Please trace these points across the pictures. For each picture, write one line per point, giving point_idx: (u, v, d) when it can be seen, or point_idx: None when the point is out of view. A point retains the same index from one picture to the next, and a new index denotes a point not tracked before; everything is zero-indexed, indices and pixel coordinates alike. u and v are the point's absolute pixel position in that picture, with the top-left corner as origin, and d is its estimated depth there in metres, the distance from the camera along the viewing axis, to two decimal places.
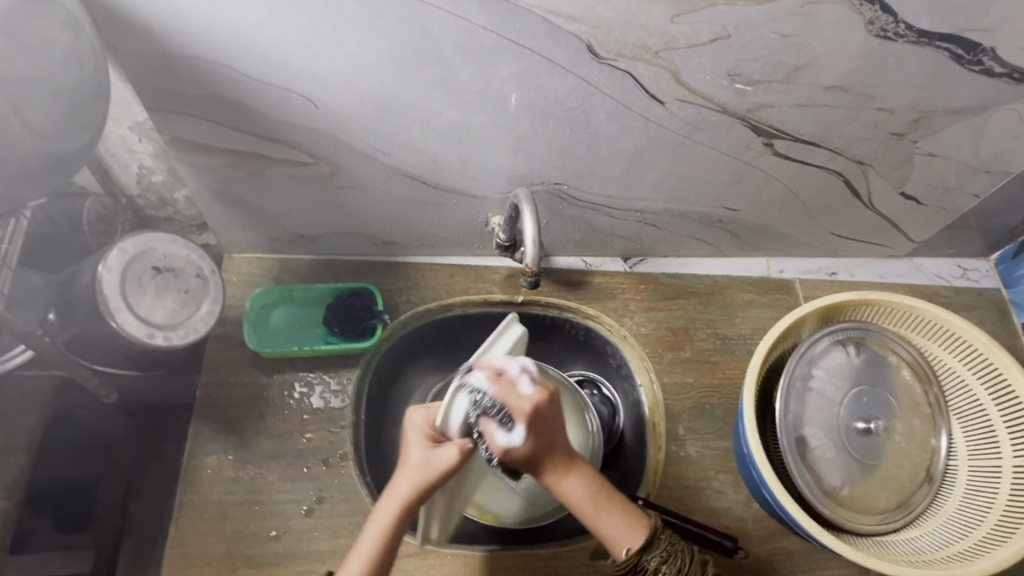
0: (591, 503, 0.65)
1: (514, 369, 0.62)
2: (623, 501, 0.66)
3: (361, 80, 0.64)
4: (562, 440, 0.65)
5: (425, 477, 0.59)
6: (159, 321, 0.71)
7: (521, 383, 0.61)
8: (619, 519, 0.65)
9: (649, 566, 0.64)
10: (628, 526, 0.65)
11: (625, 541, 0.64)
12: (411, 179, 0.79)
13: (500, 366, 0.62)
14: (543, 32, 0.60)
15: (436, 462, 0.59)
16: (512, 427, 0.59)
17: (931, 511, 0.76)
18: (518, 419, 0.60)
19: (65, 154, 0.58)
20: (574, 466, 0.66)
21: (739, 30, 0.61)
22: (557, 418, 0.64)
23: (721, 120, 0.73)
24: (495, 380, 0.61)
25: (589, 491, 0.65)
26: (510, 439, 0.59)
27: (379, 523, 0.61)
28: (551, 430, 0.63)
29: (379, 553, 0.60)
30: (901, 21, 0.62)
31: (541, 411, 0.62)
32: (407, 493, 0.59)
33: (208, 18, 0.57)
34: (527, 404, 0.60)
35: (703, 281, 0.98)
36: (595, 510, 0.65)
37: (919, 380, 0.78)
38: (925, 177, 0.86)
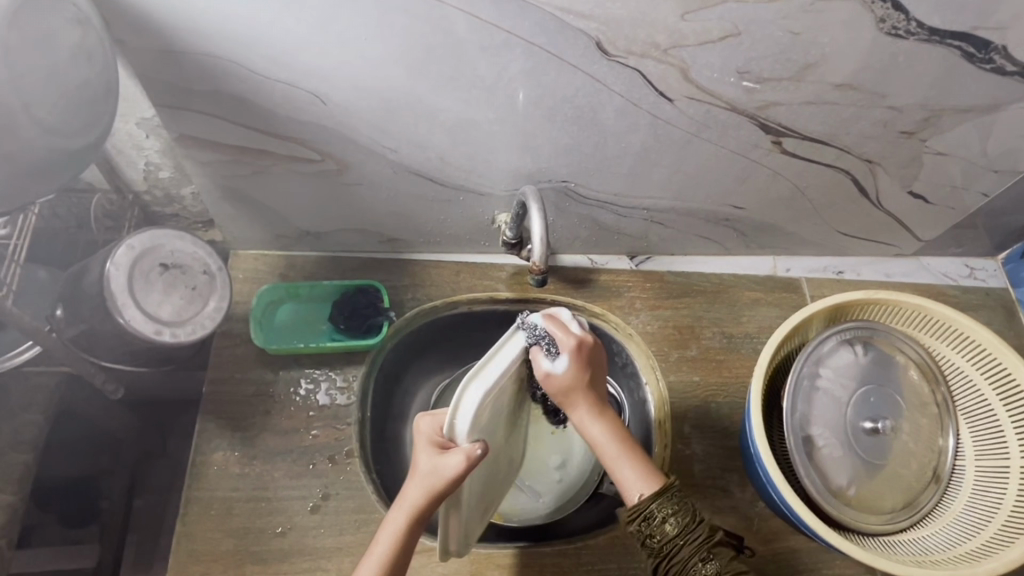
0: (615, 445, 0.66)
1: (567, 317, 0.67)
2: (642, 454, 0.67)
3: (369, 77, 0.64)
4: (596, 384, 0.69)
5: (432, 485, 0.59)
6: (167, 317, 0.71)
7: (573, 326, 0.67)
8: (639, 464, 0.65)
9: (657, 514, 0.63)
10: (647, 473, 0.65)
11: (641, 487, 0.64)
12: (417, 176, 0.79)
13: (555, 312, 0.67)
14: (552, 29, 0.60)
15: (443, 470, 0.58)
16: (558, 355, 0.65)
17: (938, 511, 0.76)
18: (565, 349, 0.64)
19: (74, 149, 0.58)
20: (604, 411, 0.68)
21: (749, 28, 0.61)
22: (597, 364, 0.68)
23: (729, 118, 0.73)
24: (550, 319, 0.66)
25: (614, 437, 0.67)
26: (552, 364, 0.64)
27: (392, 527, 0.62)
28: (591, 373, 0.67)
29: (391, 559, 0.61)
30: (912, 19, 0.62)
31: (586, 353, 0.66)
32: (417, 499, 0.60)
33: (217, 14, 0.56)
34: (577, 340, 0.65)
35: (709, 279, 0.97)
36: (617, 453, 0.66)
37: (927, 380, 0.78)
38: (933, 176, 0.86)
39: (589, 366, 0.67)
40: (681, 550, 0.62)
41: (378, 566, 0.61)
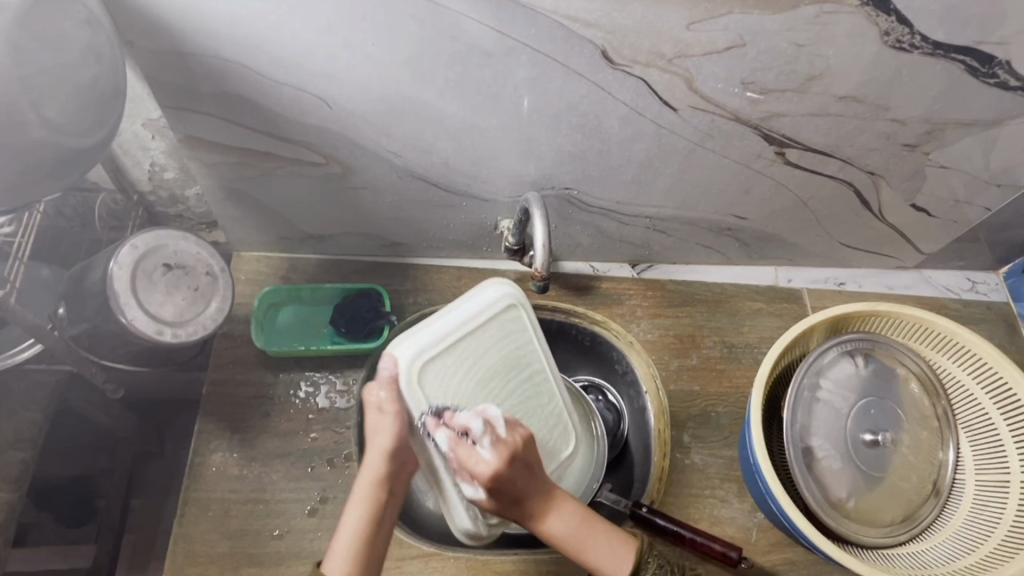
0: (574, 538, 0.63)
1: (477, 427, 0.62)
2: (606, 527, 0.65)
3: (374, 81, 0.64)
4: (541, 483, 0.64)
5: (384, 440, 0.63)
6: (169, 317, 0.71)
7: (480, 444, 0.61)
8: (605, 543, 0.64)
9: None
10: (614, 548, 0.64)
11: (612, 569, 0.63)
12: (421, 181, 0.79)
13: (463, 423, 0.63)
14: (558, 38, 0.60)
15: (385, 421, 0.64)
16: (475, 485, 0.61)
17: (938, 525, 0.76)
18: (480, 482, 0.61)
19: (82, 149, 0.58)
20: (554, 502, 0.64)
21: (754, 39, 0.61)
22: (534, 464, 0.63)
23: (733, 128, 0.73)
24: (459, 441, 0.62)
25: (572, 526, 0.64)
26: (473, 492, 0.62)
27: (355, 509, 0.61)
28: (522, 481, 0.62)
29: (365, 533, 0.60)
30: (916, 33, 0.62)
31: (508, 474, 0.61)
32: (375, 461, 0.62)
33: (225, 18, 0.57)
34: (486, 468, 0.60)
35: (711, 288, 0.97)
36: (580, 540, 0.64)
37: (927, 393, 0.78)
38: (936, 189, 0.86)
39: (519, 478, 0.62)
40: None
41: (354, 543, 0.59)
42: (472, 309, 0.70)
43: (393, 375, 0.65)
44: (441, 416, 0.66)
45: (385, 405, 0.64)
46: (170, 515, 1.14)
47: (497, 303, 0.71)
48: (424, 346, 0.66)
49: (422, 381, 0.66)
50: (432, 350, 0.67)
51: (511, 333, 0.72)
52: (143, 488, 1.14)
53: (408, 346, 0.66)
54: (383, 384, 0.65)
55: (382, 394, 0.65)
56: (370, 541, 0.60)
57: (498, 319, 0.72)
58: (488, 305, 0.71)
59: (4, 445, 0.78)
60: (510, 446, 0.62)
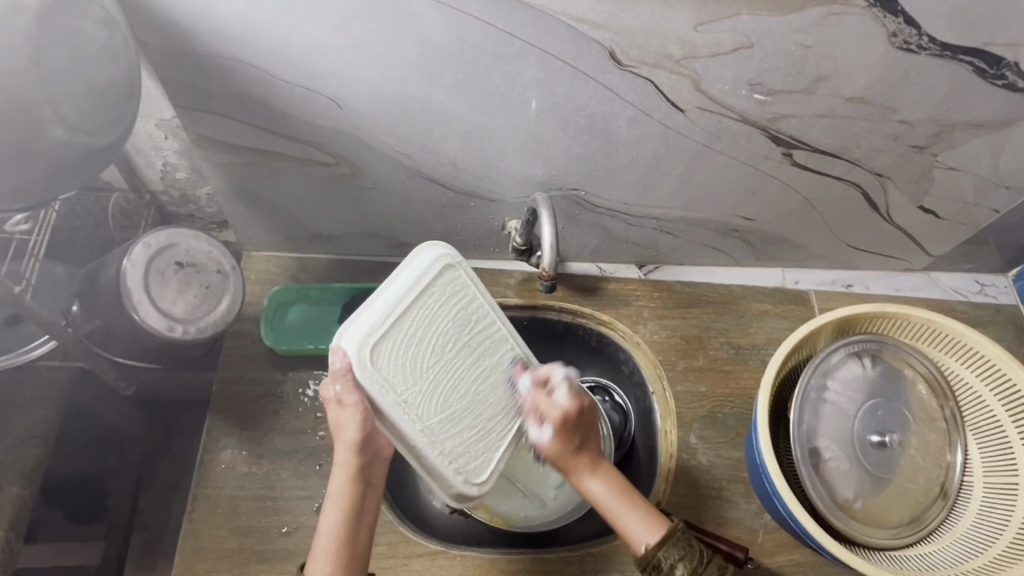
0: (614, 501, 0.66)
1: (555, 377, 0.72)
2: (641, 496, 0.67)
3: (385, 83, 0.65)
4: (594, 444, 0.70)
5: (350, 435, 0.61)
6: (180, 314, 0.72)
7: (556, 391, 0.70)
8: (641, 513, 0.65)
9: (664, 563, 0.62)
10: (646, 518, 0.65)
11: (641, 533, 0.64)
12: (430, 181, 0.80)
13: (543, 373, 0.72)
14: (567, 39, 0.61)
15: (347, 415, 0.61)
16: (542, 426, 0.69)
17: (946, 527, 0.75)
18: (551, 420, 0.69)
19: (98, 147, 0.59)
20: (600, 466, 0.69)
21: (762, 41, 0.62)
22: (592, 421, 0.71)
23: (741, 129, 0.73)
24: (538, 387, 0.71)
25: (613, 491, 0.67)
26: (539, 434, 0.69)
27: (332, 504, 0.63)
28: (581, 436, 0.69)
29: (344, 531, 0.62)
30: (924, 34, 0.62)
31: (574, 418, 0.69)
32: (345, 458, 0.62)
33: (238, 19, 0.58)
34: (562, 404, 0.69)
35: (718, 290, 0.97)
36: (616, 503, 0.66)
37: (935, 395, 0.77)
38: (944, 191, 0.86)
39: (581, 428, 0.69)
40: None
41: (334, 538, 0.61)
42: (415, 276, 0.64)
43: (346, 368, 0.60)
44: (402, 397, 0.63)
45: (345, 397, 0.61)
46: (179, 514, 1.14)
47: (439, 265, 0.66)
48: (371, 332, 0.61)
49: (376, 367, 0.61)
50: (380, 333, 0.62)
51: (457, 293, 0.67)
52: (152, 486, 1.15)
53: (352, 336, 0.60)
54: (337, 377, 0.60)
55: (338, 389, 0.61)
56: (351, 532, 0.62)
57: (442, 281, 0.66)
58: (429, 269, 0.65)
59: (18, 441, 0.79)
60: (581, 398, 0.70)
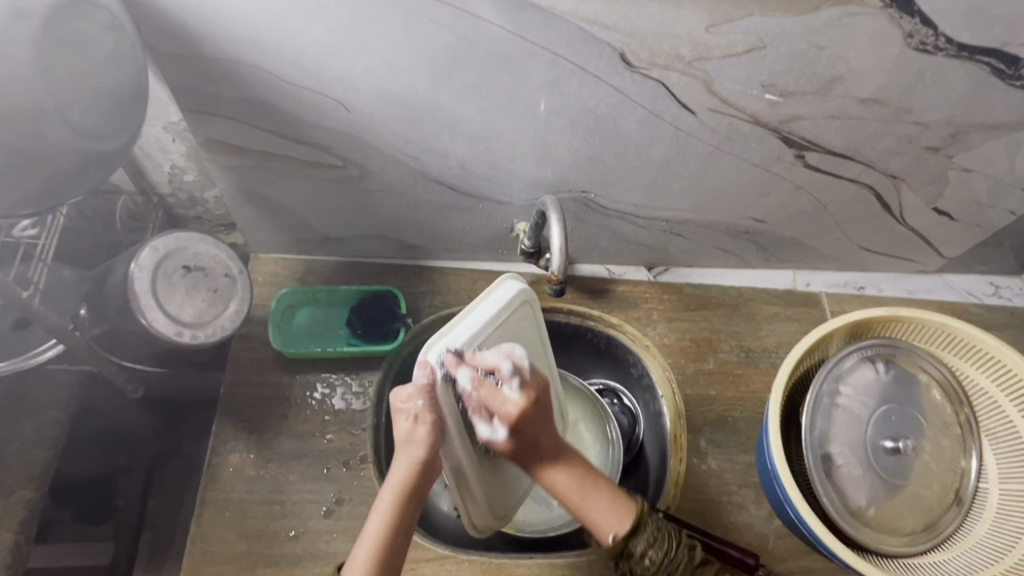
0: (578, 491, 0.64)
1: (504, 368, 0.60)
2: (607, 485, 0.65)
3: (394, 85, 0.65)
4: (552, 434, 0.64)
5: (418, 452, 0.59)
6: (188, 319, 0.72)
7: (507, 384, 0.61)
8: (607, 504, 0.64)
9: (635, 551, 0.63)
10: (613, 510, 0.64)
11: (610, 527, 0.63)
12: (438, 184, 0.79)
13: (489, 363, 0.60)
14: (576, 41, 0.60)
15: (421, 432, 0.59)
16: (494, 425, 0.61)
17: (960, 534, 0.74)
18: (504, 422, 0.61)
19: (105, 152, 0.59)
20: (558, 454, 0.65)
21: (774, 41, 0.61)
22: (546, 413, 0.63)
23: (752, 131, 0.72)
24: (483, 381, 0.60)
25: (576, 480, 0.64)
26: (491, 433, 0.61)
27: (381, 512, 0.59)
28: (539, 432, 0.63)
29: (388, 543, 0.58)
30: (940, 34, 0.61)
31: (528, 417, 0.61)
32: (404, 472, 0.59)
33: (245, 22, 0.57)
34: (511, 408, 0.60)
35: (727, 292, 0.97)
36: (580, 497, 0.64)
37: (950, 400, 0.76)
38: (959, 193, 0.85)
39: (537, 422, 0.62)
40: None
41: (372, 551, 0.57)
42: (498, 306, 0.65)
43: (430, 384, 0.59)
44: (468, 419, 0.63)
45: (423, 413, 0.59)
46: (187, 514, 1.14)
47: (522, 300, 0.66)
48: (458, 352, 0.61)
49: (457, 387, 0.61)
50: (464, 355, 0.61)
51: (527, 327, 0.69)
52: (161, 486, 1.15)
53: (439, 353, 0.60)
54: (419, 393, 0.59)
55: (419, 403, 0.59)
56: (391, 551, 0.58)
57: (519, 314, 0.67)
58: (510, 303, 0.65)
59: (27, 443, 0.79)
60: (534, 390, 0.62)
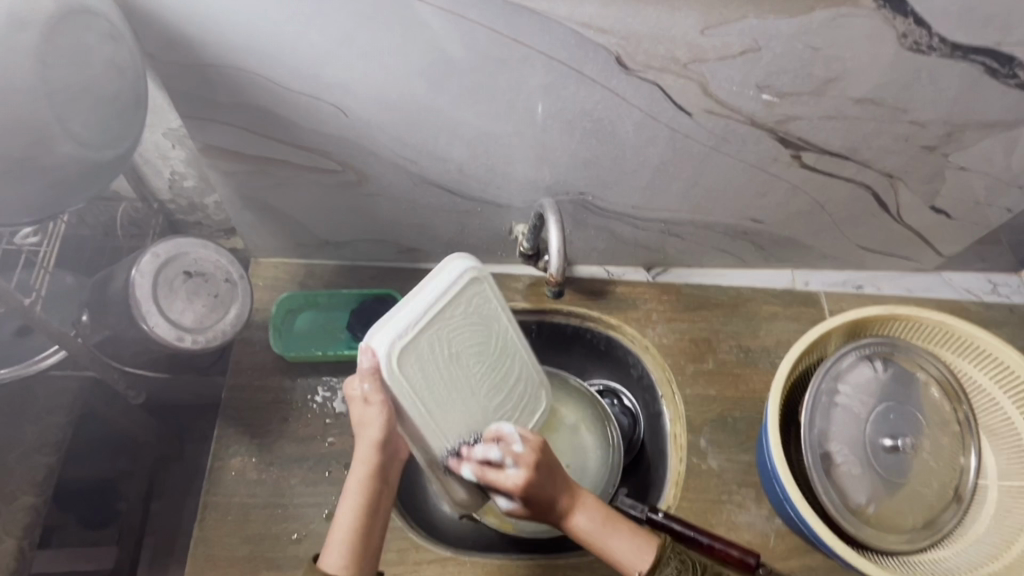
0: (598, 529, 0.65)
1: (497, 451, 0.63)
2: (626, 522, 0.66)
3: (391, 90, 0.65)
4: (564, 489, 0.65)
5: (374, 432, 0.62)
6: (189, 324, 0.72)
7: (506, 464, 0.63)
8: (630, 537, 0.64)
9: None
10: (636, 544, 0.64)
11: (636, 560, 0.63)
12: (436, 187, 0.80)
13: (482, 453, 0.64)
14: (572, 45, 0.61)
15: (373, 413, 0.62)
16: (507, 500, 0.64)
17: (960, 531, 0.75)
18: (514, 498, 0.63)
19: (106, 160, 0.60)
20: (577, 501, 0.66)
21: (768, 43, 0.61)
22: (555, 473, 0.65)
23: (748, 132, 0.73)
24: (483, 469, 0.64)
25: (596, 520, 0.65)
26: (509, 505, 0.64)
27: (351, 494, 0.63)
28: (553, 493, 0.64)
29: (359, 526, 0.61)
30: (934, 34, 0.61)
31: (535, 483, 0.63)
32: (367, 454, 0.62)
33: (244, 29, 0.58)
34: (514, 483, 0.62)
35: (726, 292, 0.97)
36: (601, 535, 0.65)
37: (948, 398, 0.76)
38: (956, 191, 0.85)
39: (548, 489, 0.64)
40: None
41: (348, 533, 0.61)
42: (445, 284, 0.64)
43: (374, 367, 0.60)
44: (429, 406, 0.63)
45: (371, 395, 0.61)
46: (190, 518, 1.14)
47: (469, 276, 0.65)
48: (404, 332, 0.60)
49: (404, 368, 0.61)
50: (411, 337, 0.61)
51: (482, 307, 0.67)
52: (164, 491, 1.15)
53: (384, 336, 0.60)
54: (365, 376, 0.60)
55: (366, 386, 0.61)
56: (365, 531, 0.61)
57: (470, 292, 0.66)
58: (456, 282, 0.64)
59: (30, 450, 0.79)
60: (534, 457, 0.64)
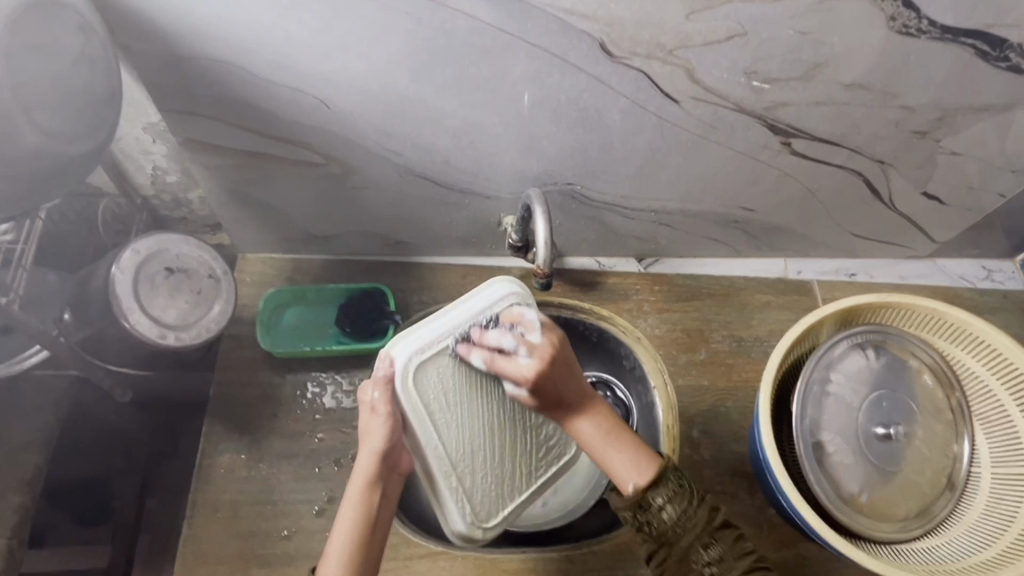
0: (602, 437, 0.64)
1: (512, 339, 0.62)
2: (632, 435, 0.65)
3: (372, 80, 0.64)
4: (574, 383, 0.64)
5: (377, 442, 0.60)
6: (172, 321, 0.71)
7: (518, 353, 0.61)
8: (630, 452, 0.63)
9: (654, 502, 0.61)
10: (637, 462, 0.62)
11: (630, 476, 0.62)
12: (422, 179, 0.79)
13: (495, 339, 0.62)
14: (555, 32, 0.60)
15: (378, 422, 0.60)
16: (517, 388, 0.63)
17: (954, 519, 0.74)
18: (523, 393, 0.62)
19: (78, 154, 0.58)
20: (588, 405, 0.65)
21: (755, 28, 0.60)
22: (569, 372, 0.64)
23: (736, 119, 0.72)
24: (494, 358, 0.62)
25: (602, 428, 0.64)
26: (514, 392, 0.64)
27: (351, 504, 0.60)
28: (563, 390, 0.63)
29: (358, 542, 0.58)
30: (923, 17, 0.60)
31: (546, 381, 0.62)
32: (367, 464, 0.60)
33: (219, 20, 0.57)
34: (524, 373, 0.61)
35: (719, 282, 0.96)
36: (603, 446, 0.64)
37: (941, 385, 0.76)
38: (949, 176, 0.84)
39: (556, 391, 0.63)
40: (683, 536, 0.60)
41: (347, 547, 0.58)
42: (480, 305, 0.64)
43: (389, 375, 0.60)
44: (438, 428, 0.62)
45: (379, 404, 0.60)
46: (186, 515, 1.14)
47: (507, 301, 0.65)
48: (423, 345, 0.61)
49: (418, 385, 0.61)
50: (430, 351, 0.62)
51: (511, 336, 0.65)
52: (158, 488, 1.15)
53: (401, 346, 0.61)
54: (378, 383, 0.60)
55: (375, 394, 0.60)
56: (363, 543, 0.59)
57: (506, 319, 0.65)
58: (494, 302, 0.64)
59: (16, 449, 0.79)
60: (548, 356, 0.62)
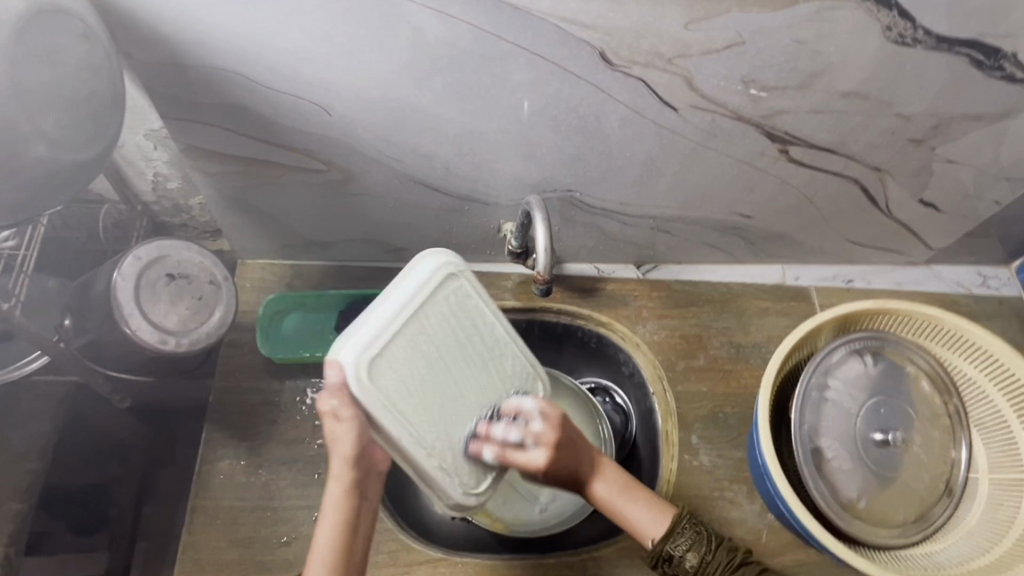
0: (617, 497, 0.69)
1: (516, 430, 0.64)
2: (643, 489, 0.70)
3: (373, 87, 0.64)
4: (582, 455, 0.68)
5: (346, 449, 0.58)
6: (172, 327, 0.71)
7: (527, 446, 0.64)
8: (646, 508, 0.69)
9: (675, 552, 0.67)
10: (651, 514, 0.68)
11: (649, 530, 0.68)
12: (422, 185, 0.79)
13: (501, 430, 0.64)
14: (556, 40, 0.60)
15: (343, 430, 0.57)
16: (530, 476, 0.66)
17: (952, 524, 0.75)
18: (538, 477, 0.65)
19: (81, 162, 0.59)
20: (598, 468, 0.70)
21: (753, 37, 0.61)
22: (574, 445, 0.68)
23: (734, 127, 0.72)
24: (505, 453, 0.64)
25: (614, 489, 0.69)
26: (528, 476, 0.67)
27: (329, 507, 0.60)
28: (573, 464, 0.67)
29: (341, 543, 0.59)
30: (919, 26, 0.61)
31: (558, 462, 0.65)
32: (341, 471, 0.59)
33: (222, 29, 0.57)
34: (537, 464, 0.64)
35: (717, 288, 0.97)
36: (619, 501, 0.69)
37: (938, 391, 0.76)
38: (945, 184, 0.85)
39: (565, 466, 0.66)
40: None
41: (330, 551, 0.59)
42: (418, 284, 0.61)
43: (342, 382, 0.56)
44: (410, 422, 0.59)
45: (341, 411, 0.57)
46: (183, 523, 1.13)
47: (443, 272, 0.63)
48: (370, 341, 0.58)
49: (374, 381, 0.57)
50: (379, 345, 0.58)
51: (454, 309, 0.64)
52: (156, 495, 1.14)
53: (348, 349, 0.57)
54: (334, 392, 0.57)
55: (334, 403, 0.57)
56: (347, 543, 0.60)
57: (446, 290, 0.63)
58: (431, 277, 0.62)
59: (15, 455, 0.79)
60: (552, 438, 0.65)
